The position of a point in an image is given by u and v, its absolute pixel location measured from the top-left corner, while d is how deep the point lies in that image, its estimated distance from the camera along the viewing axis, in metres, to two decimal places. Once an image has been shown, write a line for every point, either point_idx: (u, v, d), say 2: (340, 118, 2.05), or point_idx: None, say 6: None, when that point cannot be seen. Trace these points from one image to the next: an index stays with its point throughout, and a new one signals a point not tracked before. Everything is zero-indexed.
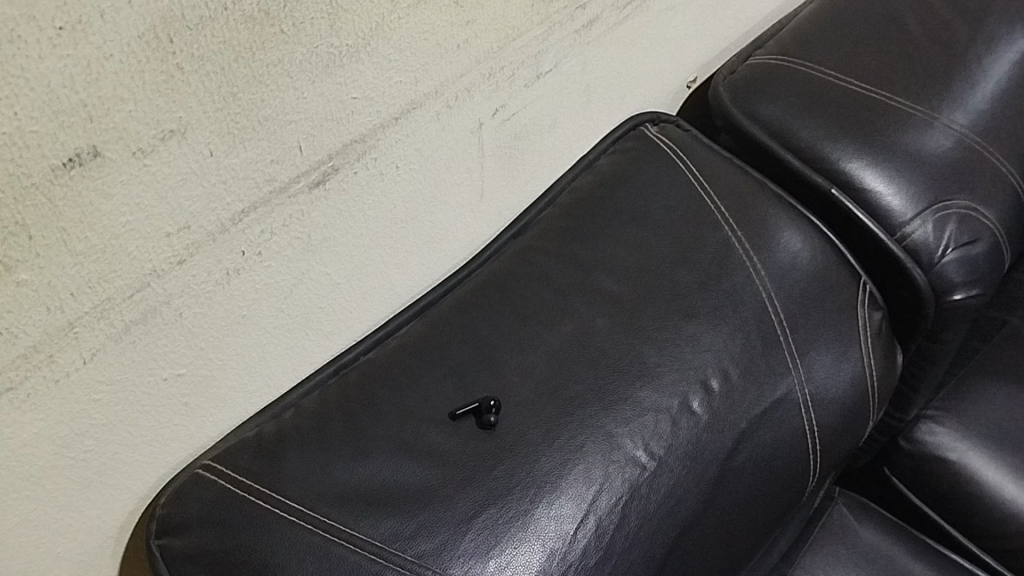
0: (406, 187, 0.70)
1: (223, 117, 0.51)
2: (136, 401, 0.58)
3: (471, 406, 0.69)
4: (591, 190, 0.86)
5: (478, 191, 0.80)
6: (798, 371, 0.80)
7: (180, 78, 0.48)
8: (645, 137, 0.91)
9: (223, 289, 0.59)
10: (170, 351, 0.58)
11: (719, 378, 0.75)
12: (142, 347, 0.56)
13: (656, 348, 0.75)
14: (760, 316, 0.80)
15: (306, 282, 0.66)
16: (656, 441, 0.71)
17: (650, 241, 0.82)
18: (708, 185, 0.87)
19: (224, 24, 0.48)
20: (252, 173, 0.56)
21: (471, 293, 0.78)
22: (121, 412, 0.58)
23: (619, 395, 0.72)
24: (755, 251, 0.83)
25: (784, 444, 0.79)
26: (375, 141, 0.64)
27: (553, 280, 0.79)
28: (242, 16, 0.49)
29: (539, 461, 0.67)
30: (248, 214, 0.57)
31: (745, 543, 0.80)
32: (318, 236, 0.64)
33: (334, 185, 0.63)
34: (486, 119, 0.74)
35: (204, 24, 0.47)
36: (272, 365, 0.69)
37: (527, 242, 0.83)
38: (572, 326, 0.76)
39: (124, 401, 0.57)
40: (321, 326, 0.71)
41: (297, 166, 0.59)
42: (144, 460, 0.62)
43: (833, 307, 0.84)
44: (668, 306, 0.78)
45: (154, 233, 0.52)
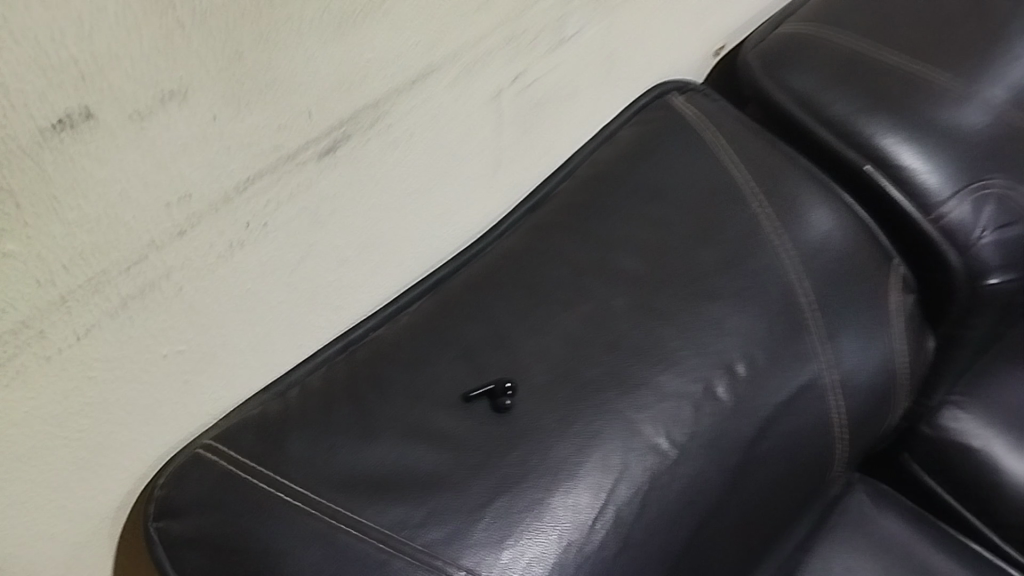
0: (420, 158, 0.67)
1: (228, 79, 0.48)
2: (134, 379, 0.55)
3: (485, 387, 0.66)
4: (613, 163, 0.82)
5: (495, 163, 0.76)
6: (826, 356, 0.77)
7: (180, 35, 0.44)
8: (670, 107, 0.87)
9: (227, 262, 0.56)
10: (169, 328, 0.55)
11: (745, 362, 0.72)
12: (139, 322, 0.53)
13: (679, 330, 0.72)
14: (787, 299, 0.76)
15: (314, 256, 0.63)
16: (677, 428, 0.68)
17: (674, 218, 0.78)
18: (735, 160, 0.83)
19: None
20: (257, 140, 0.52)
21: (487, 269, 0.75)
22: (117, 391, 0.55)
23: (640, 379, 0.69)
24: (783, 230, 0.80)
25: (808, 432, 0.76)
26: (388, 107, 0.60)
27: (572, 257, 0.75)
28: None
29: (555, 448, 0.64)
30: (254, 183, 0.54)
31: (765, 533, 0.77)
32: (327, 207, 0.61)
33: (345, 154, 0.59)
34: (506, 86, 0.70)
35: None
36: (277, 341, 0.65)
37: (545, 216, 0.79)
38: (592, 306, 0.72)
39: (120, 379, 0.54)
40: (330, 302, 0.68)
41: (305, 133, 0.55)
42: (142, 440, 0.60)
43: (862, 289, 0.81)
44: (693, 287, 0.74)
45: (152, 202, 0.48)
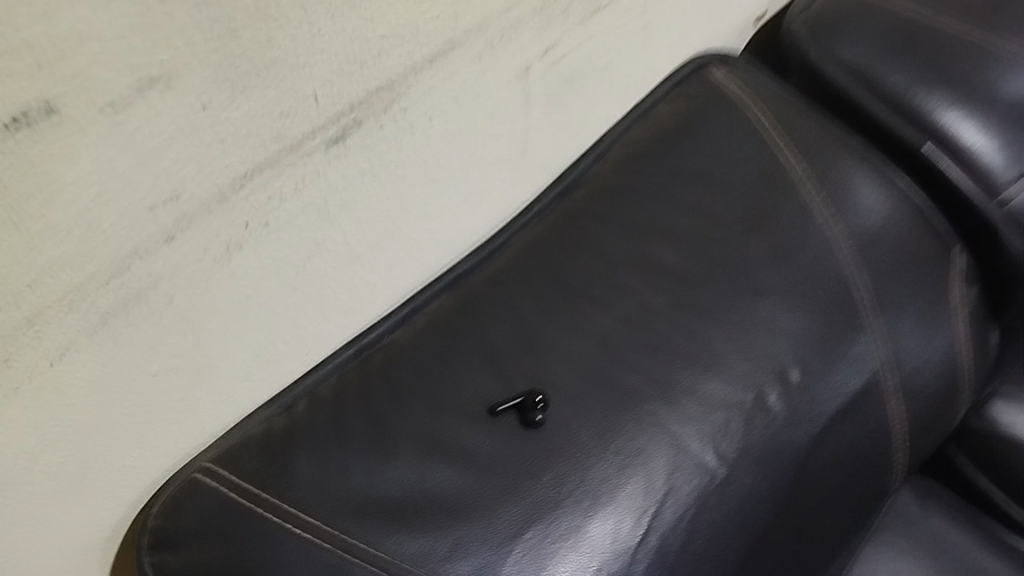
0: (439, 143, 0.59)
1: (219, 60, 0.40)
2: (118, 400, 0.49)
3: (514, 399, 0.60)
4: (649, 143, 0.75)
5: (522, 145, 0.69)
6: (884, 357, 0.70)
7: (159, 11, 0.37)
8: (710, 81, 0.80)
9: (225, 267, 0.49)
10: (159, 342, 0.49)
11: (799, 368, 0.66)
12: (123, 339, 0.46)
13: (725, 333, 0.65)
14: (842, 296, 0.70)
15: (322, 254, 0.56)
16: (726, 442, 0.62)
17: (719, 206, 0.71)
18: (783, 140, 0.76)
19: None
20: (256, 130, 0.45)
21: (512, 263, 0.68)
22: (100, 414, 0.49)
23: (683, 388, 0.63)
24: (837, 218, 0.73)
25: (864, 441, 0.69)
26: (405, 88, 0.53)
27: (608, 248, 0.68)
28: None
29: (594, 466, 0.58)
30: (253, 178, 0.46)
31: (819, 551, 0.70)
32: (337, 200, 0.54)
33: (356, 142, 0.52)
34: (534, 61, 0.63)
35: None
36: (282, 348, 0.59)
37: (575, 203, 0.72)
38: (628, 304, 0.65)
39: (101, 402, 0.48)
40: (340, 303, 0.61)
41: (312, 120, 0.47)
42: (132, 464, 0.53)
43: (921, 282, 0.74)
44: (740, 283, 0.67)
45: (133, 205, 0.41)
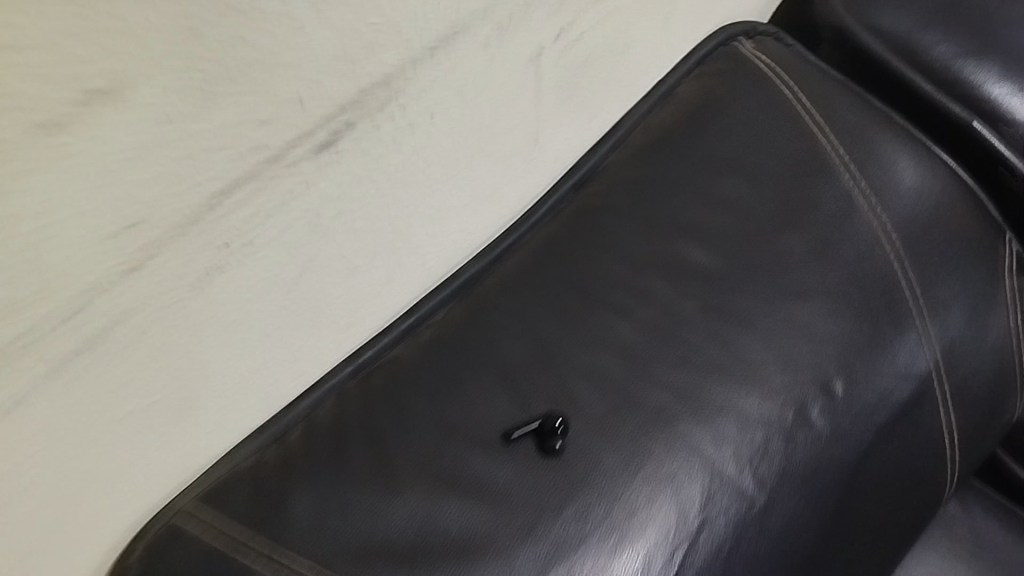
0: (443, 140, 0.53)
1: (179, 63, 0.34)
2: (87, 446, 0.43)
3: (533, 423, 0.54)
4: (672, 128, 0.68)
5: (533, 135, 0.62)
6: (932, 361, 0.64)
7: (102, 12, 0.31)
8: (738, 56, 0.72)
9: (203, 294, 0.43)
10: (131, 381, 0.43)
11: (843, 380, 0.60)
12: (88, 382, 0.41)
13: (762, 341, 0.59)
14: (889, 296, 0.64)
15: (315, 270, 0.50)
16: (764, 464, 0.57)
17: (753, 199, 0.64)
18: (820, 121, 0.69)
19: None
20: (231, 142, 0.38)
21: (525, 268, 0.62)
22: (68, 462, 0.43)
23: (718, 404, 0.57)
24: (880, 207, 0.66)
25: (912, 453, 0.64)
26: (403, 83, 0.46)
27: (630, 249, 0.62)
28: None
29: (621, 496, 0.53)
30: (231, 196, 0.40)
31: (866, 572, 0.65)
32: (330, 212, 0.47)
33: (350, 147, 0.45)
34: (547, 43, 0.56)
35: None
36: (274, 371, 0.53)
37: (592, 197, 0.66)
38: (654, 311, 0.60)
39: (67, 449, 0.42)
40: (337, 319, 0.55)
41: (297, 126, 0.41)
42: (108, 508, 0.48)
43: (972, 276, 0.68)
44: (777, 284, 0.61)
45: (88, 236, 0.35)
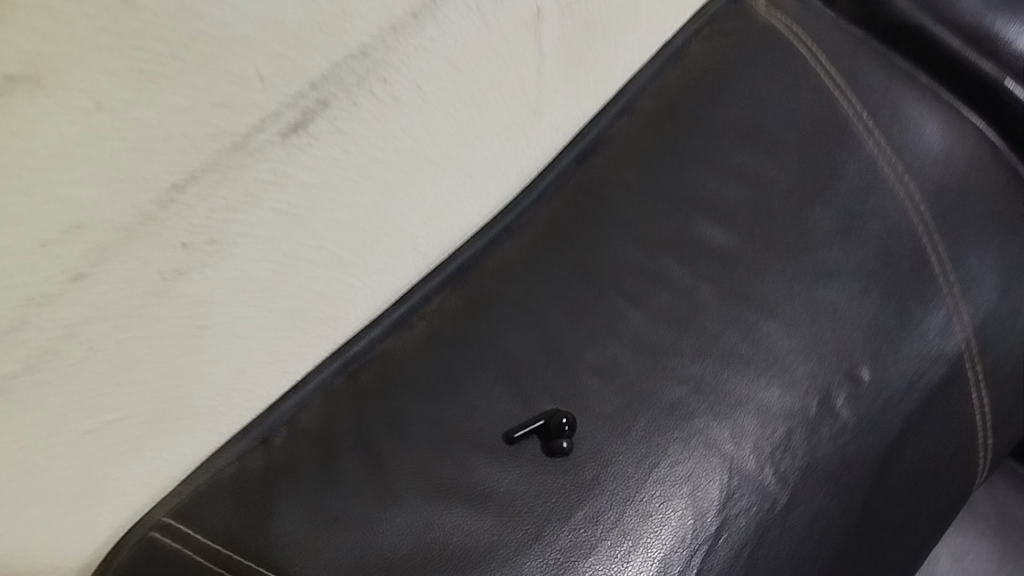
0: (431, 115, 0.48)
1: (116, 40, 0.30)
2: (42, 468, 0.39)
3: (534, 424, 0.49)
4: (681, 93, 0.63)
5: (532, 107, 0.57)
6: (966, 341, 0.60)
7: None
8: (753, 13, 0.66)
9: (164, 301, 0.39)
10: (87, 397, 0.39)
11: (870, 365, 0.56)
12: (35, 401, 0.36)
13: (782, 327, 0.55)
14: (920, 272, 0.59)
15: (294, 265, 0.45)
16: (788, 459, 0.52)
17: (767, 169, 0.60)
18: (842, 83, 0.64)
19: None
20: (182, 129, 0.34)
21: (526, 250, 0.57)
22: (20, 485, 0.39)
23: (737, 397, 0.53)
24: (908, 176, 0.61)
25: (945, 442, 0.59)
26: (383, 53, 0.42)
27: (639, 228, 0.58)
28: None
29: (634, 499, 0.49)
30: (187, 190, 0.36)
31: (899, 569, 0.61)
32: (306, 201, 0.43)
33: (323, 127, 0.40)
34: (544, 4, 0.52)
35: None
36: (253, 376, 0.48)
37: (597, 169, 0.60)
38: (668, 297, 0.55)
39: (18, 471, 0.38)
40: (320, 315, 0.50)
41: (260, 107, 0.36)
42: (78, 534, 0.44)
43: (1010, 249, 0.63)
44: (797, 265, 0.57)
45: (18, 244, 0.31)
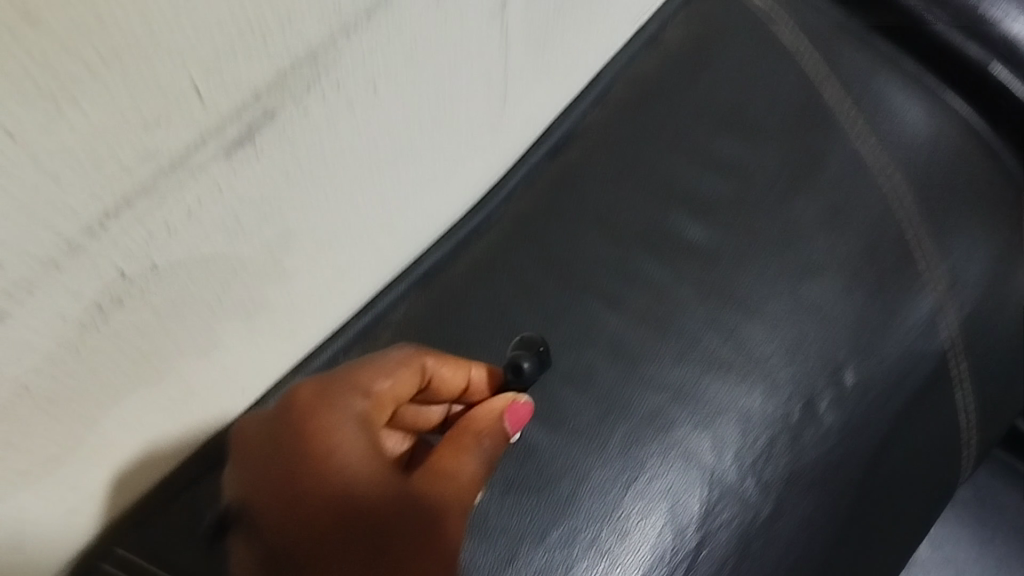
0: (388, 114, 0.44)
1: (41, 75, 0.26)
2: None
3: (497, 402, 0.45)
4: (656, 84, 0.61)
5: (500, 100, 0.53)
6: (952, 341, 0.57)
7: None
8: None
9: (98, 330, 0.36)
10: (34, 436, 0.37)
11: (854, 368, 0.53)
12: None
13: (766, 330, 0.53)
14: (906, 269, 0.56)
15: (246, 281, 0.42)
16: (771, 466, 0.50)
17: (748, 161, 0.58)
18: (824, 73, 0.61)
19: None
20: (110, 154, 0.30)
21: (492, 253, 0.55)
22: None
23: (717, 403, 0.51)
24: (892, 167, 0.59)
25: (934, 438, 0.58)
26: (333, 56, 0.37)
27: (611, 226, 0.56)
28: None
29: (611, 516, 0.47)
30: (122, 215, 0.33)
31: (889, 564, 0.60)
32: (251, 215, 0.40)
33: (270, 141, 0.37)
34: None
35: None
36: (204, 398, 0.46)
37: (567, 165, 0.58)
38: (647, 299, 0.54)
39: None
40: (275, 330, 0.47)
41: (197, 122, 0.33)
42: (34, 556, 0.42)
43: (1010, 234, 0.59)
44: (780, 263, 0.55)
45: None
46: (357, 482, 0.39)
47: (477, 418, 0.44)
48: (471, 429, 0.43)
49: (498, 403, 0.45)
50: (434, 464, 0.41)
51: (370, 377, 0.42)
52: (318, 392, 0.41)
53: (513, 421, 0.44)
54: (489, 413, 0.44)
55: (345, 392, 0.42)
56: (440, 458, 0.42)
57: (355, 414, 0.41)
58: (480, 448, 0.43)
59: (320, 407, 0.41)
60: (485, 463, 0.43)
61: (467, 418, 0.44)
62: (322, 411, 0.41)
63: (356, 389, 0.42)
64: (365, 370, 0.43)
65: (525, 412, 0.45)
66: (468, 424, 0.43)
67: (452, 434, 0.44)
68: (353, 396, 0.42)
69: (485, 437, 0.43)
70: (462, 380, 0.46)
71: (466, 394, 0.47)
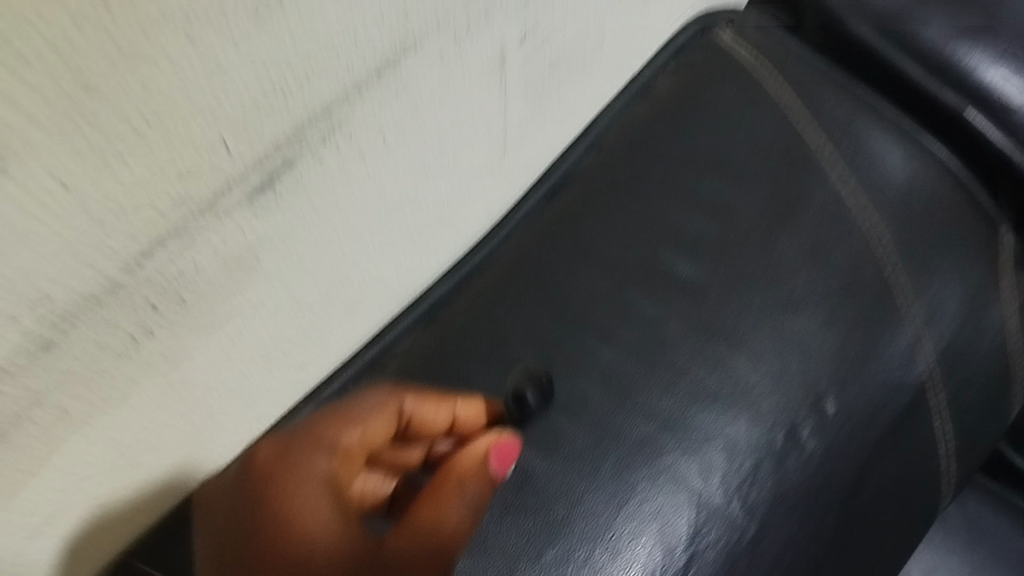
0: (395, 162, 0.48)
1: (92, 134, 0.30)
2: (32, 522, 0.41)
3: (479, 448, 0.44)
4: (648, 130, 0.65)
5: (499, 147, 0.57)
6: (930, 372, 0.60)
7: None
8: (718, 49, 0.68)
9: (131, 359, 0.39)
10: (71, 457, 0.40)
11: (835, 398, 0.57)
12: (21, 460, 0.37)
13: (751, 362, 0.56)
14: (885, 304, 0.59)
15: (265, 315, 0.46)
16: (755, 490, 0.53)
17: (734, 202, 0.62)
18: (806, 119, 0.65)
19: None
20: (147, 201, 0.34)
21: (493, 288, 0.58)
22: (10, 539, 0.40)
23: (704, 430, 0.54)
24: (871, 208, 0.62)
25: (912, 464, 0.61)
26: (346, 111, 0.41)
27: (605, 264, 0.59)
28: None
29: (604, 536, 0.50)
30: (156, 254, 0.36)
31: None
32: (270, 254, 0.43)
33: (288, 188, 0.41)
34: (511, 49, 0.50)
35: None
36: (223, 423, 0.49)
37: (564, 206, 0.62)
38: (639, 333, 0.57)
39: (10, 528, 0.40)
40: (290, 360, 0.51)
41: (224, 172, 0.37)
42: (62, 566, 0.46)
43: (984, 271, 0.63)
44: (765, 299, 0.58)
45: None
46: (320, 544, 0.40)
47: (461, 461, 0.43)
48: (455, 474, 0.42)
49: (480, 449, 0.43)
50: (415, 518, 0.41)
51: (334, 433, 0.45)
52: (281, 451, 0.44)
53: (497, 460, 0.43)
54: (471, 458, 0.43)
55: (309, 454, 0.44)
56: (422, 511, 0.41)
57: (318, 475, 0.43)
58: (465, 494, 0.42)
59: (284, 472, 0.43)
60: (471, 510, 0.42)
61: (451, 464, 0.43)
62: (287, 472, 0.43)
63: (319, 449, 0.44)
64: (329, 430, 0.45)
65: (512, 448, 0.44)
66: (452, 471, 0.42)
67: (437, 481, 0.43)
68: (319, 455, 0.44)
69: (464, 483, 0.42)
70: (445, 415, 0.48)
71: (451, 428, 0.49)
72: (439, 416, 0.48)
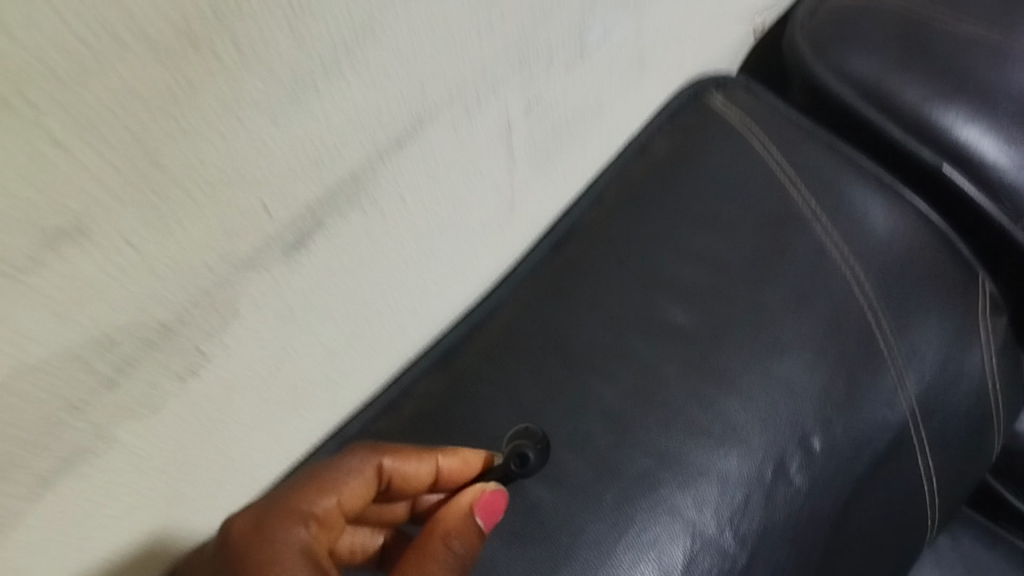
0: (414, 220, 0.53)
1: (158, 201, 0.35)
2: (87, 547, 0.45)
3: (461, 503, 0.49)
4: (645, 187, 0.70)
5: (506, 204, 0.62)
6: (911, 410, 0.64)
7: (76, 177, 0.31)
8: (710, 112, 0.73)
9: (179, 398, 0.44)
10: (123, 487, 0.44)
11: (820, 435, 0.61)
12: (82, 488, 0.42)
13: (741, 403, 0.60)
14: (867, 347, 0.64)
15: (295, 358, 0.51)
16: (746, 520, 0.57)
17: (725, 252, 0.67)
18: (792, 176, 0.70)
19: (116, 87, 0.30)
20: (200, 258, 0.39)
21: (503, 332, 0.63)
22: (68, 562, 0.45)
23: (698, 465, 0.58)
24: (853, 257, 0.67)
25: (891, 493, 0.65)
26: (370, 176, 0.46)
27: (606, 311, 0.64)
28: (154, 69, 0.31)
29: (605, 563, 0.54)
30: (205, 304, 0.41)
31: None
32: (302, 304, 0.48)
33: (319, 245, 0.46)
34: (517, 117, 0.55)
35: (91, 99, 0.30)
36: (255, 457, 0.53)
37: (568, 257, 0.67)
38: (637, 374, 0.61)
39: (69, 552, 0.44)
40: (315, 400, 0.55)
41: (264, 231, 0.42)
42: None
43: (959, 315, 0.67)
44: (755, 343, 0.63)
45: (59, 361, 0.36)
46: None
47: (448, 517, 0.48)
48: (438, 533, 0.48)
49: (462, 505, 0.49)
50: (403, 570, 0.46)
51: (309, 503, 0.47)
52: (258, 526, 0.46)
53: (481, 514, 0.49)
54: (454, 513, 0.48)
55: (287, 528, 0.46)
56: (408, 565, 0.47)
57: (300, 543, 0.46)
58: (450, 550, 0.47)
59: (263, 545, 0.46)
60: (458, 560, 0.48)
61: (438, 520, 0.48)
62: (267, 544, 0.45)
63: (298, 522, 0.46)
64: (307, 493, 0.47)
65: (495, 502, 0.49)
66: (437, 526, 0.48)
67: (425, 536, 0.48)
68: (297, 527, 0.46)
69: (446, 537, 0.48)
70: (427, 470, 0.51)
71: (436, 481, 0.52)
72: (420, 471, 0.51)
